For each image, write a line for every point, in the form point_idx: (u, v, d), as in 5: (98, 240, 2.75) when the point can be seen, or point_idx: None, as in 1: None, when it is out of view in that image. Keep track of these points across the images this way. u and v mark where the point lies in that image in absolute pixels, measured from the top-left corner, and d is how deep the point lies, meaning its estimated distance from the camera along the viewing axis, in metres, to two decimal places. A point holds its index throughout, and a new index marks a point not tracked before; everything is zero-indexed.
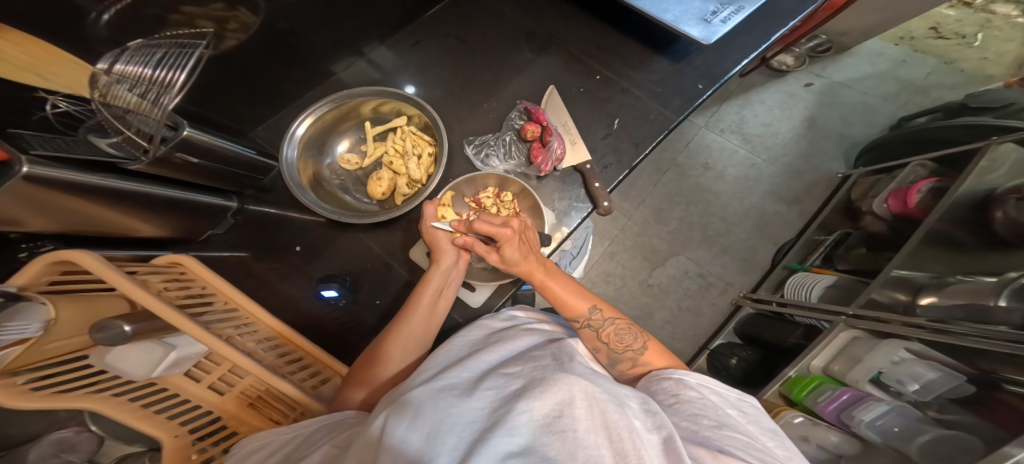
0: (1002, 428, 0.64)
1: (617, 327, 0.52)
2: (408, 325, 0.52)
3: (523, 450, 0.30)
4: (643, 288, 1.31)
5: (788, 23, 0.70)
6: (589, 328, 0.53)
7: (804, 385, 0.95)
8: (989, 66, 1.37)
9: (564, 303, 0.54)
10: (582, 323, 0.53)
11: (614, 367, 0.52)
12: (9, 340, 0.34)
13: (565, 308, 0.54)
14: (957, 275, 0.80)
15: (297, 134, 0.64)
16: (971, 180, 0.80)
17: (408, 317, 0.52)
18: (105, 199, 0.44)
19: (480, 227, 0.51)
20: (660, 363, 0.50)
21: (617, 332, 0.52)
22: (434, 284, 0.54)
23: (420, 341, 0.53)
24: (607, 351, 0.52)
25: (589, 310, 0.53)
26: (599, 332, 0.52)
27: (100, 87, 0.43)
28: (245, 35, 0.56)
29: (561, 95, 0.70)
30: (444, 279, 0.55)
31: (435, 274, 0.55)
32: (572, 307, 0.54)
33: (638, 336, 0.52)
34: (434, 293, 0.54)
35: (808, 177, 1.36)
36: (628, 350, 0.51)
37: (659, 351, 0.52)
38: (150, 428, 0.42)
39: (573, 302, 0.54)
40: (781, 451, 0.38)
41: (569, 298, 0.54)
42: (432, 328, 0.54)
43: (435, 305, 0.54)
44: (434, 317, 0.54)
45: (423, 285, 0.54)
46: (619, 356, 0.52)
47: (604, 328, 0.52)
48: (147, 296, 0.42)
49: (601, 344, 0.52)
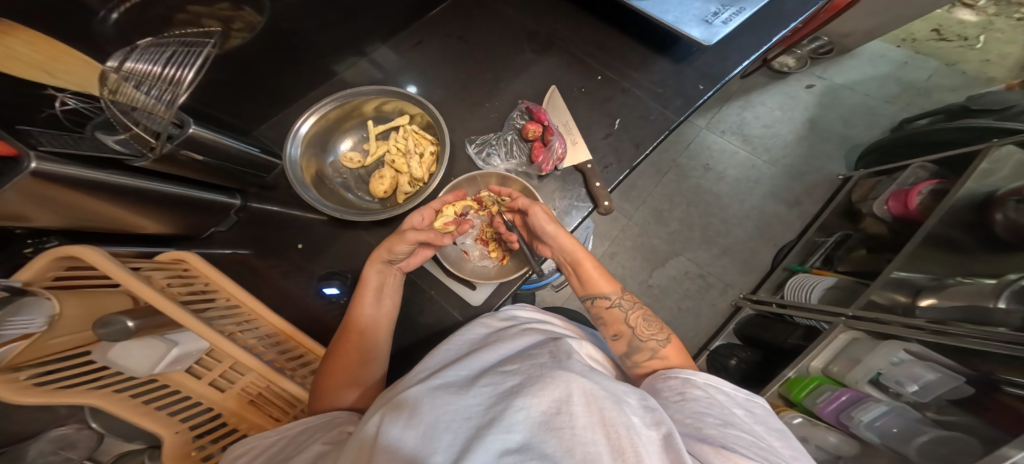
0: (1002, 429, 0.64)
1: (643, 313, 0.56)
2: (354, 323, 0.53)
3: (520, 447, 0.30)
4: (643, 288, 1.31)
5: (790, 24, 0.70)
6: (617, 308, 0.57)
7: (804, 386, 0.95)
8: (990, 68, 1.38)
9: (592, 281, 0.58)
10: (610, 302, 0.57)
11: (631, 358, 0.53)
12: (11, 335, 0.35)
13: (591, 285, 0.59)
14: (956, 277, 0.81)
15: (301, 132, 0.64)
16: (971, 183, 0.80)
17: (356, 315, 0.54)
18: (109, 197, 0.45)
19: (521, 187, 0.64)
20: (679, 361, 0.51)
21: (642, 318, 0.55)
22: (373, 281, 0.56)
23: (377, 336, 0.54)
24: (629, 337, 0.54)
25: (617, 290, 0.58)
26: (627, 315, 0.56)
27: (108, 85, 0.42)
28: (249, 34, 0.57)
29: (562, 96, 0.71)
30: (380, 276, 0.56)
31: (371, 272, 0.55)
32: (600, 285, 0.58)
33: (661, 328, 0.54)
34: (376, 288, 0.56)
35: (809, 179, 1.36)
36: (650, 339, 0.53)
37: (677, 349, 0.53)
38: (151, 425, 0.42)
39: (599, 280, 0.58)
40: (787, 450, 0.38)
41: (596, 276, 0.58)
42: (385, 325, 0.55)
43: (379, 302, 0.56)
44: (381, 313, 0.55)
45: (361, 286, 0.56)
46: (639, 345, 0.53)
47: (630, 312, 0.56)
48: (150, 292, 0.43)
49: (626, 329, 0.55)
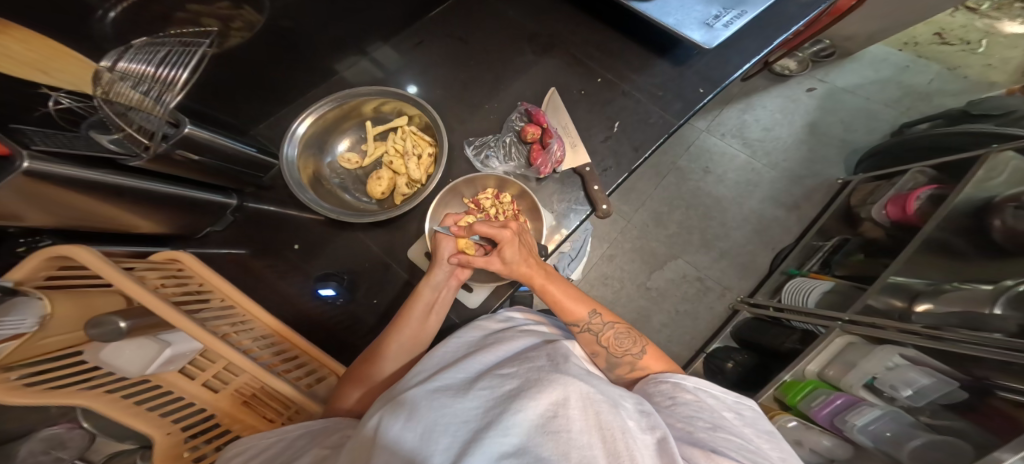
0: (992, 434, 0.64)
1: (617, 331, 0.53)
2: (396, 337, 0.52)
3: (516, 450, 0.30)
4: (642, 291, 1.31)
5: (793, 27, 0.69)
6: (588, 332, 0.53)
7: (798, 390, 0.95)
8: (992, 73, 1.38)
9: (561, 307, 0.54)
10: (581, 327, 0.53)
11: (612, 371, 0.52)
12: (4, 334, 0.34)
13: (563, 312, 0.54)
14: (953, 282, 0.80)
15: (297, 133, 0.64)
16: (970, 188, 0.79)
17: (398, 331, 0.52)
18: (103, 196, 0.45)
19: (480, 229, 0.53)
20: (659, 369, 0.51)
21: (616, 337, 0.53)
22: (426, 297, 0.54)
23: (407, 353, 0.53)
24: (606, 355, 0.52)
25: (588, 315, 0.54)
26: (598, 336, 0.53)
27: (102, 86, 0.41)
28: (249, 33, 0.56)
29: (562, 98, 0.70)
30: (434, 291, 0.55)
31: (425, 286, 0.55)
32: (572, 312, 0.54)
33: (637, 341, 0.53)
34: (425, 307, 0.54)
35: (809, 182, 1.36)
36: (626, 355, 0.52)
37: (657, 356, 0.52)
38: (143, 426, 0.42)
39: (571, 306, 0.54)
40: (775, 452, 0.39)
41: (568, 303, 0.54)
42: (422, 340, 0.54)
43: (427, 320, 0.54)
44: (423, 331, 0.53)
45: (413, 299, 0.54)
46: (617, 360, 0.52)
47: (603, 333, 0.53)
48: (140, 290, 0.41)
49: (600, 348, 0.53)
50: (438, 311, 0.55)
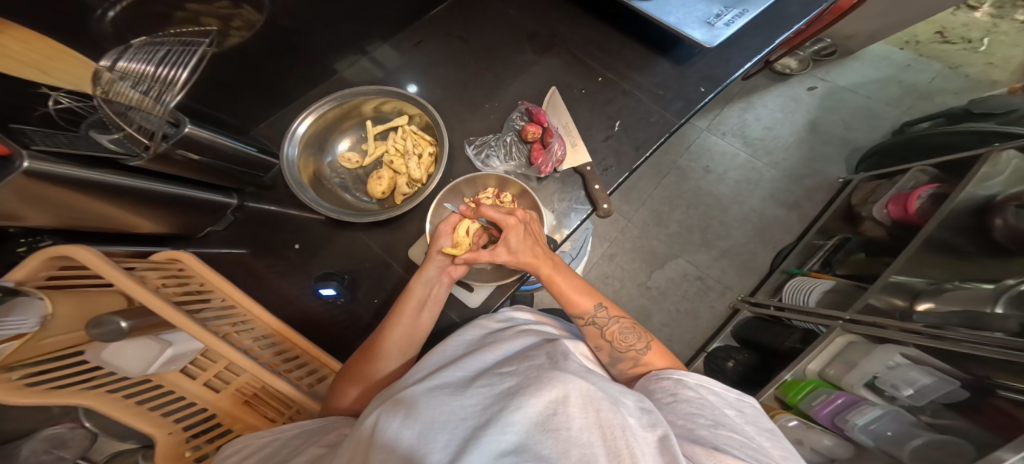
0: (994, 434, 0.64)
1: (622, 326, 0.53)
2: (394, 335, 0.52)
3: (515, 448, 0.30)
4: (642, 290, 1.31)
5: (794, 26, 0.69)
6: (593, 325, 0.53)
7: (799, 389, 0.95)
8: (993, 71, 1.38)
9: (569, 300, 0.55)
10: (586, 320, 0.54)
11: (614, 367, 0.53)
12: (6, 334, 0.34)
13: (570, 304, 0.55)
14: (954, 281, 0.80)
15: (297, 133, 0.64)
16: (971, 187, 0.79)
17: (400, 329, 0.52)
18: (103, 197, 0.45)
19: (486, 212, 0.54)
20: (662, 365, 0.50)
21: (621, 332, 0.52)
22: (417, 295, 0.54)
23: (407, 350, 0.53)
24: (609, 349, 0.52)
25: (594, 307, 0.54)
26: (603, 330, 0.53)
27: (102, 84, 0.42)
28: (248, 32, 0.56)
29: (563, 97, 0.70)
30: (427, 288, 0.55)
31: (418, 282, 0.55)
32: (578, 304, 0.54)
33: (641, 337, 0.52)
34: (417, 304, 0.54)
35: (809, 181, 1.36)
36: (630, 350, 0.51)
37: (661, 353, 0.52)
38: (144, 425, 0.42)
39: (577, 299, 0.54)
40: (776, 450, 0.39)
41: (574, 295, 0.55)
42: (421, 339, 0.54)
43: (417, 316, 0.54)
44: (418, 327, 0.53)
45: (404, 296, 0.54)
46: (620, 355, 0.52)
47: (607, 327, 0.53)
48: (142, 290, 0.41)
49: (604, 343, 0.53)
50: (432, 308, 0.55)
